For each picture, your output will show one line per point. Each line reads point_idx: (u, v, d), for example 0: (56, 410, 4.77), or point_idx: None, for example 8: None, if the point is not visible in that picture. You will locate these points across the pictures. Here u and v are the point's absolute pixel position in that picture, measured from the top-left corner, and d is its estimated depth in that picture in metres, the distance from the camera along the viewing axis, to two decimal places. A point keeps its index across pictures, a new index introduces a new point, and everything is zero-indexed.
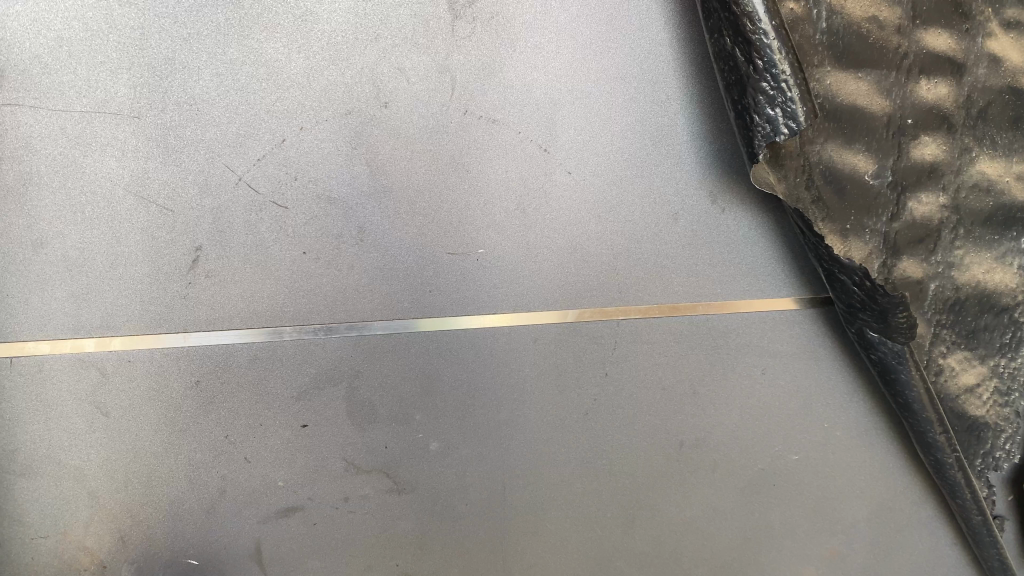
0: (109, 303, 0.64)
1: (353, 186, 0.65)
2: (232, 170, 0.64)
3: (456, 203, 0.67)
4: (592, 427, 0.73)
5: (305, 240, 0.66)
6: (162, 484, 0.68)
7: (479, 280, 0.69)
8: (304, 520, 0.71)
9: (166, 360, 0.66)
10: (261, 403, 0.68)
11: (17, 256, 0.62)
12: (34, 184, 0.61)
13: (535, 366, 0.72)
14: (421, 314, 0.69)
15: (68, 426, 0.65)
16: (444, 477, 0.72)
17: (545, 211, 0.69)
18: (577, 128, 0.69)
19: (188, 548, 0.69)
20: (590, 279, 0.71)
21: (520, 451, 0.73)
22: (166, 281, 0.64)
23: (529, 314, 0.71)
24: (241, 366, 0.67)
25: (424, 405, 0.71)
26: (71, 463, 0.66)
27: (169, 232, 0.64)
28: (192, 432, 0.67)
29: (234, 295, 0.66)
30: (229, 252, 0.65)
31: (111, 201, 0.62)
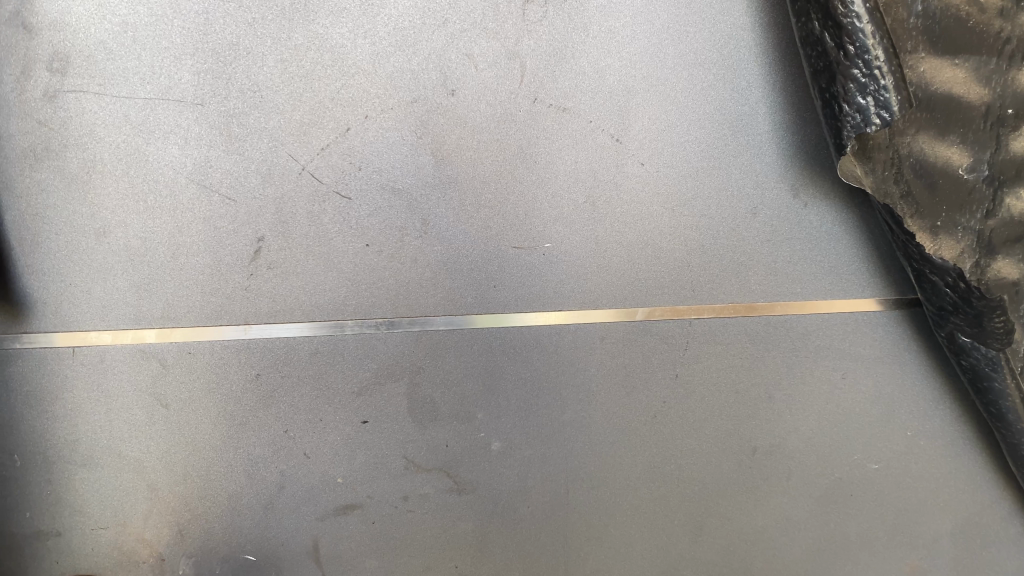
0: (170, 293, 0.63)
1: (418, 176, 0.63)
2: (296, 160, 0.62)
3: (524, 195, 0.65)
4: (661, 430, 0.70)
5: (368, 231, 0.64)
6: (222, 478, 0.67)
7: (546, 276, 0.66)
8: (362, 519, 0.69)
9: (226, 352, 0.65)
10: (322, 398, 0.66)
11: (80, 244, 0.61)
12: (97, 173, 0.60)
13: (602, 365, 0.69)
14: (485, 309, 0.66)
15: (129, 417, 0.64)
16: (505, 478, 0.70)
17: (616, 203, 0.66)
18: (651, 118, 0.66)
19: (245, 543, 0.68)
20: (662, 276, 0.68)
21: (584, 453, 0.70)
22: (228, 272, 0.63)
23: (598, 312, 0.68)
24: (302, 359, 0.66)
25: (487, 403, 0.68)
26: (131, 455, 0.65)
27: (231, 223, 0.62)
28: (251, 426, 0.66)
29: (295, 287, 0.64)
30: (292, 244, 0.63)
31: (173, 190, 0.61)
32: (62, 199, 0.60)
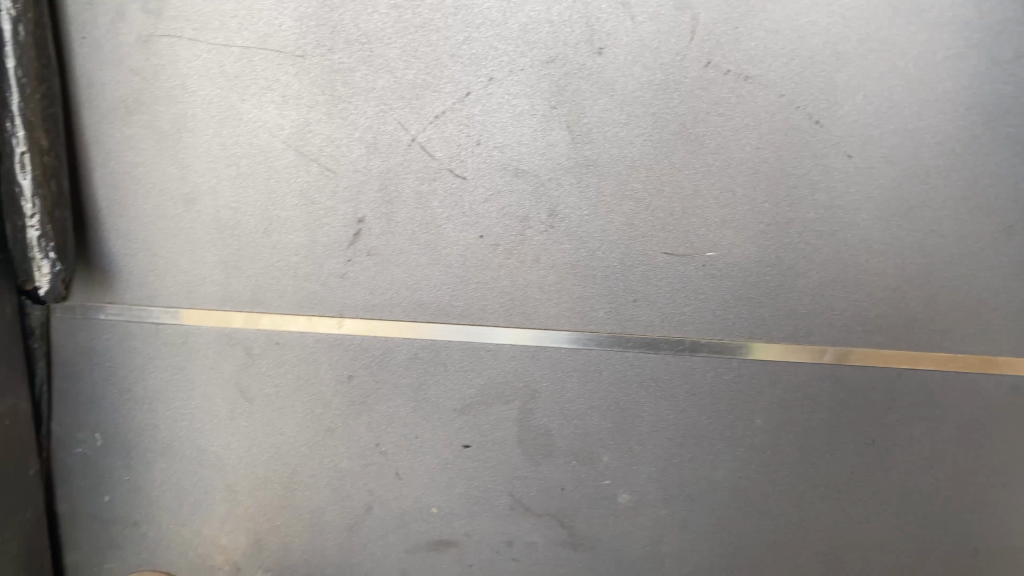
0: (260, 275, 0.55)
1: (550, 155, 0.51)
2: (406, 129, 0.51)
3: (682, 186, 0.50)
4: (843, 508, 0.54)
5: (484, 220, 0.52)
6: (304, 491, 0.58)
7: (704, 293, 0.52)
8: (458, 559, 0.58)
9: (317, 347, 0.56)
10: (420, 412, 0.56)
11: (169, 210, 0.54)
12: (188, 131, 0.53)
13: (771, 416, 0.53)
14: (622, 329, 0.53)
15: (211, 407, 0.58)
16: (632, 537, 0.56)
17: (808, 207, 0.50)
18: (867, 95, 0.49)
19: (325, 566, 0.60)
20: (862, 309, 0.51)
21: (737, 522, 0.55)
22: (323, 255, 0.54)
23: (771, 348, 0.52)
24: (400, 365, 0.56)
25: (616, 445, 0.55)
26: (212, 449, 0.59)
27: (328, 198, 0.53)
28: (339, 435, 0.57)
29: (397, 280, 0.54)
30: (395, 229, 0.53)
31: (268, 156, 0.53)
32: (152, 158, 0.54)
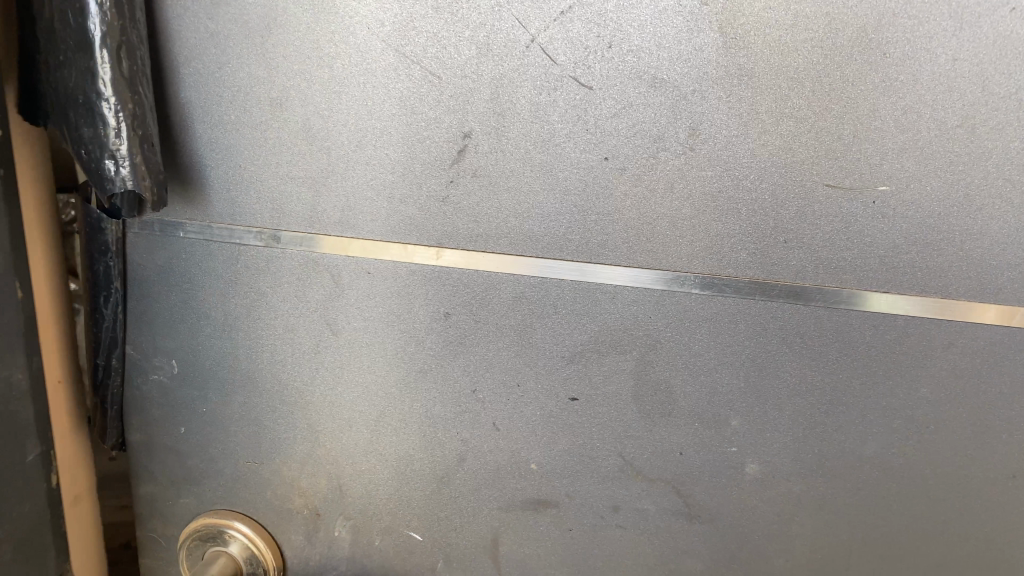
0: (351, 195, 0.49)
1: (694, 63, 0.43)
2: (524, 28, 0.44)
3: (854, 106, 0.42)
4: (1020, 499, 0.46)
5: (610, 139, 0.45)
6: (392, 434, 0.54)
7: (871, 238, 0.43)
8: (556, 523, 0.53)
9: (412, 280, 0.50)
10: (522, 358, 0.50)
11: (257, 117, 0.49)
12: (278, 28, 0.47)
13: (939, 385, 0.45)
14: (767, 275, 0.45)
15: (295, 339, 0.53)
16: (759, 513, 0.49)
17: (1013, 135, 0.40)
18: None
19: (411, 518, 0.55)
20: None
21: (885, 505, 0.48)
22: (423, 175, 0.48)
23: (948, 305, 0.44)
24: (502, 305, 0.49)
25: (747, 408, 0.48)
26: (295, 385, 0.54)
27: (432, 108, 0.46)
28: (432, 377, 0.52)
29: (504, 207, 0.47)
30: (505, 147, 0.46)
31: (367, 56, 0.46)
32: (238, 58, 0.48)
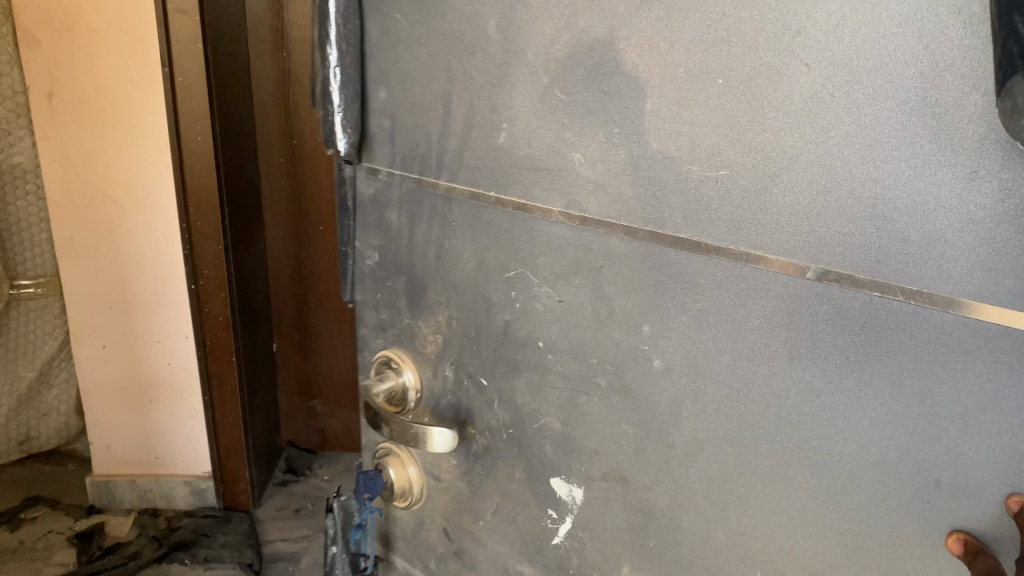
0: (449, 157, 0.76)
1: (611, 87, 0.62)
2: (527, 57, 0.67)
3: (688, 132, 0.58)
4: (820, 416, 0.57)
5: (573, 136, 0.65)
6: (474, 314, 0.80)
7: (711, 206, 0.58)
8: (554, 382, 0.74)
9: (480, 213, 0.75)
10: (532, 270, 0.73)
11: (410, 106, 0.79)
12: (420, 51, 0.76)
13: (767, 316, 0.58)
14: (657, 228, 0.62)
15: (429, 245, 0.82)
16: (661, 397, 0.66)
17: (778, 161, 0.54)
18: (821, 40, 0.51)
19: (480, 371, 0.82)
20: (835, 238, 0.53)
21: (734, 403, 0.61)
22: (479, 146, 0.73)
23: (762, 258, 0.57)
24: (525, 236, 0.72)
25: (653, 316, 0.64)
26: (431, 274, 0.84)
27: (484, 103, 0.71)
28: (493, 279, 0.77)
29: (520, 174, 0.70)
30: (520, 132, 0.69)
31: (455, 70, 0.73)
32: (402, 70, 0.78)
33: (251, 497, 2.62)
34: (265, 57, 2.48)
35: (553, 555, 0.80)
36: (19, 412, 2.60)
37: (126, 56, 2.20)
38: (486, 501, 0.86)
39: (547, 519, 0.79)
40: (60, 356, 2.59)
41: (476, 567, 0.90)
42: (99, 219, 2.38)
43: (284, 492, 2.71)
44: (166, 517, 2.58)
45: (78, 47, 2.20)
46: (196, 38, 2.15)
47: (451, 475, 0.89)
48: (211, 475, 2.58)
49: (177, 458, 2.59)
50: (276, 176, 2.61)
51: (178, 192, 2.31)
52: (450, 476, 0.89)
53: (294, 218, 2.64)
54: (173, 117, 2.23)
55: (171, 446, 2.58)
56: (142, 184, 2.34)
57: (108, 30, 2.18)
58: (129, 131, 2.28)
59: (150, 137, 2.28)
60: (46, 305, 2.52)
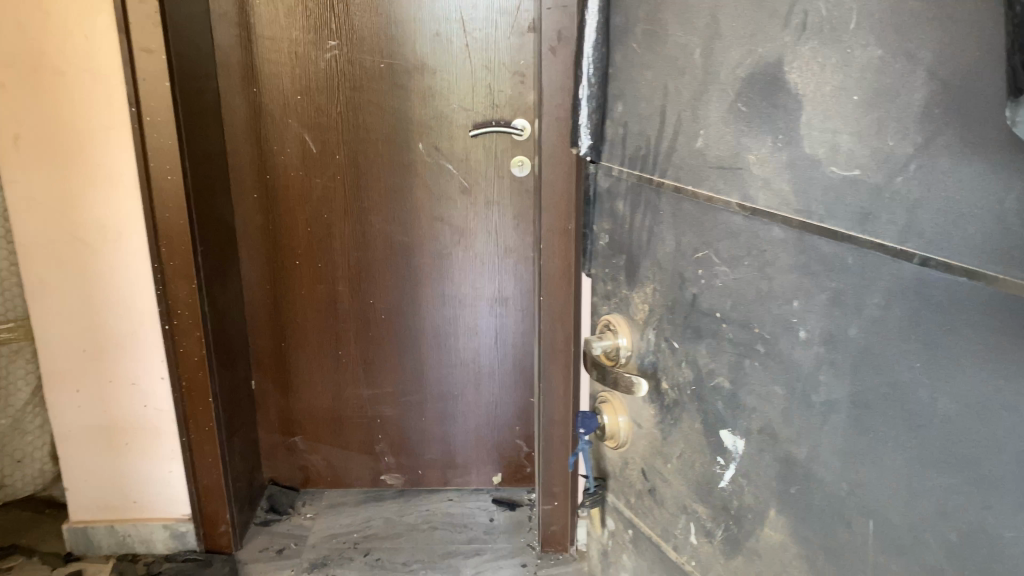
0: (661, 158, 0.95)
1: (772, 105, 0.79)
2: (717, 78, 0.85)
3: (822, 147, 0.74)
4: (912, 383, 0.69)
5: (745, 143, 0.83)
6: (668, 288, 0.97)
7: (844, 208, 0.73)
8: (726, 345, 0.89)
9: (679, 204, 0.93)
10: (714, 251, 0.89)
11: (633, 120, 1.00)
12: (645, 76, 0.97)
13: (884, 297, 0.71)
14: (804, 221, 0.77)
15: (641, 229, 1.01)
16: (804, 360, 0.80)
17: (882, 174, 0.69)
18: (906, 81, 0.66)
19: (673, 335, 0.97)
20: (930, 237, 0.66)
21: (855, 368, 0.75)
22: (684, 148, 0.91)
23: (879, 251, 0.71)
24: (713, 222, 0.89)
25: (804, 289, 0.79)
26: (640, 253, 1.02)
27: (690, 112, 0.89)
28: (684, 258, 0.94)
29: (709, 172, 0.88)
30: (712, 138, 0.87)
31: (669, 88, 0.92)
32: (631, 90, 1.00)
33: (233, 539, 2.55)
34: (235, 94, 2.44)
35: (720, 499, 0.94)
36: None
37: (94, 97, 2.14)
38: (672, 448, 1.01)
39: (717, 465, 0.93)
40: (33, 402, 2.52)
41: (663, 504, 1.04)
42: (68, 263, 2.27)
43: (266, 531, 2.68)
44: (144, 561, 2.52)
45: (45, 90, 2.13)
46: (163, 76, 2.11)
47: (650, 422, 1.05)
48: (189, 518, 2.52)
49: (156, 502, 2.52)
50: (250, 212, 2.55)
51: (151, 233, 2.22)
52: (649, 425, 1.05)
53: (269, 254, 2.59)
54: (143, 158, 2.16)
55: (149, 491, 2.51)
56: (111, 227, 2.25)
57: (74, 71, 2.12)
58: (100, 173, 2.20)
59: (123, 179, 2.21)
60: (18, 351, 2.45)
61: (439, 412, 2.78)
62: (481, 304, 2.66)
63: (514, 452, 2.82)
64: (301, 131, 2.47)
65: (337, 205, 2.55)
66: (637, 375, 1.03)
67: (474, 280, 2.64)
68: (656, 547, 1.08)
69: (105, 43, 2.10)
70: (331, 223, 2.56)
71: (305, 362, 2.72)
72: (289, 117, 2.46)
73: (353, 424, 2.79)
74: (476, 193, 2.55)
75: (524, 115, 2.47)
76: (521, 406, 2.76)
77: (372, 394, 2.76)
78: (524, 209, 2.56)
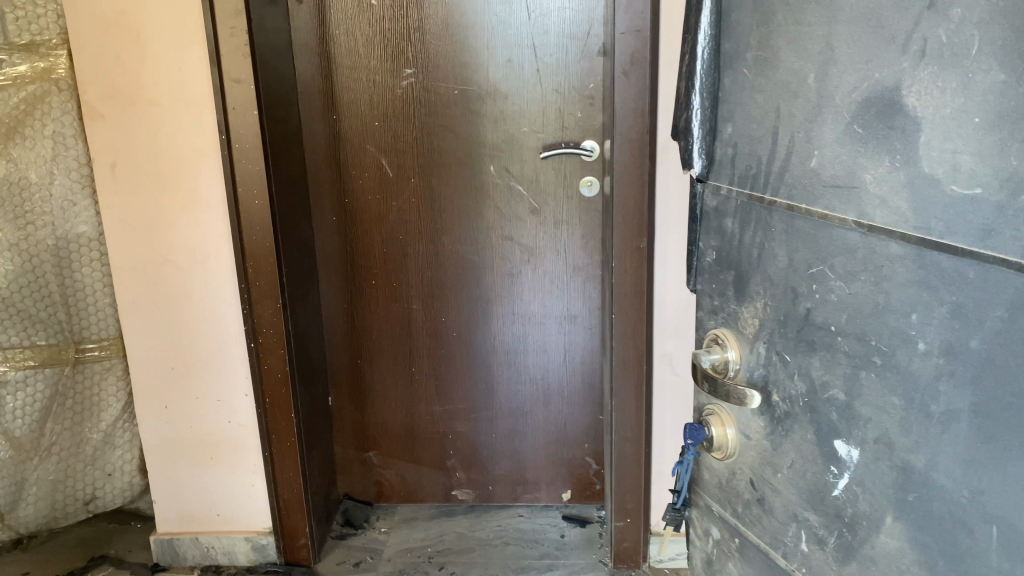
0: (775, 176, 1.01)
1: (889, 128, 0.84)
2: (834, 103, 0.91)
3: (940, 167, 0.79)
4: None
5: (863, 163, 0.88)
6: (781, 301, 1.03)
7: (963, 226, 0.77)
8: (841, 355, 0.95)
9: (794, 221, 1.00)
10: (830, 265, 0.95)
11: (745, 141, 1.07)
12: (757, 100, 1.04)
13: (1007, 313, 0.74)
14: (922, 238, 0.82)
15: (752, 246, 1.08)
16: (920, 371, 0.84)
17: (1003, 194, 0.73)
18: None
19: (786, 348, 1.04)
20: None
21: (977, 380, 0.78)
22: (799, 168, 0.97)
23: (1001, 268, 0.74)
24: (829, 237, 0.94)
25: (921, 303, 0.83)
26: (750, 269, 1.09)
27: (804, 135, 0.96)
28: (799, 272, 1.00)
29: (826, 190, 0.94)
30: (828, 159, 0.93)
31: (782, 113, 0.99)
32: (742, 114, 1.07)
33: (312, 552, 2.61)
34: (315, 121, 2.52)
35: (834, 504, 1.00)
36: (85, 472, 2.65)
37: (185, 124, 2.22)
38: (784, 456, 1.07)
39: (830, 474, 0.99)
40: (123, 417, 2.64)
41: (772, 512, 1.11)
42: (161, 283, 2.37)
43: (343, 545, 2.74)
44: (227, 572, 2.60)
45: (141, 118, 2.22)
46: (252, 106, 2.15)
47: (759, 434, 1.12)
48: (270, 531, 2.59)
49: (238, 515, 2.59)
50: (329, 234, 2.63)
51: (237, 253, 2.28)
52: (759, 435, 1.12)
53: (347, 274, 2.67)
54: (230, 180, 2.20)
55: (231, 504, 2.59)
56: (200, 249, 2.32)
57: (168, 101, 2.20)
58: (190, 197, 2.28)
59: (212, 203, 2.28)
60: (110, 368, 2.58)
61: (509, 428, 2.81)
62: (550, 321, 2.68)
63: (583, 470, 2.84)
64: (378, 155, 2.55)
65: (411, 227, 2.61)
66: (749, 388, 1.09)
67: (543, 299, 2.66)
68: (765, 551, 1.14)
69: (196, 72, 2.17)
70: (406, 243, 2.63)
71: (380, 379, 2.79)
72: (367, 143, 2.54)
73: (426, 439, 2.85)
74: (544, 214, 2.57)
75: (593, 137, 2.49)
76: (589, 423, 2.78)
77: (444, 410, 2.80)
78: (592, 229, 2.58)
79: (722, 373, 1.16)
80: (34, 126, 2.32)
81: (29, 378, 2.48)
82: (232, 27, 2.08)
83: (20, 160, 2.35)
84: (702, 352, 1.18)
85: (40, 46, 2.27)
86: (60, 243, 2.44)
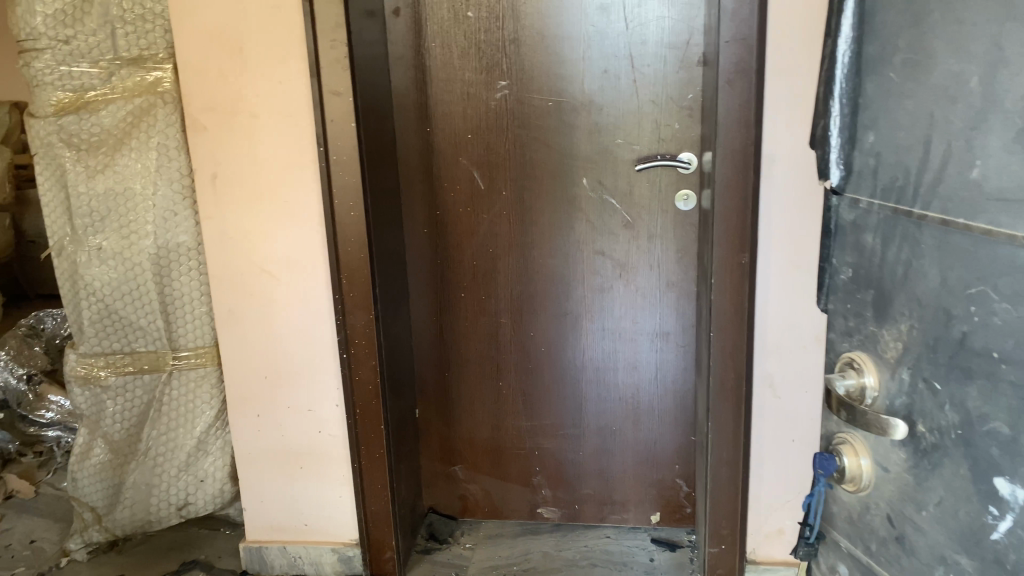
0: (926, 188, 0.94)
1: None
2: (1002, 108, 0.83)
3: None
4: None
5: None
6: (931, 325, 0.95)
7: None
8: (1005, 386, 0.86)
9: (946, 237, 0.92)
10: (993, 286, 0.86)
11: (891, 151, 1.00)
12: (905, 107, 0.97)
13: None
14: None
15: (897, 264, 1.00)
16: None
17: None
18: None
19: (935, 375, 0.96)
20: None
21: None
22: (954, 180, 0.90)
23: None
24: (991, 256, 0.86)
25: None
26: (894, 289, 1.01)
27: (963, 144, 0.88)
28: (954, 293, 0.92)
29: (989, 204, 0.86)
30: (993, 170, 0.85)
31: (935, 121, 0.92)
32: (888, 122, 1.00)
33: (397, 566, 2.58)
34: (410, 133, 2.53)
35: (992, 549, 0.90)
36: (177, 478, 2.65)
37: (284, 137, 2.23)
38: (930, 493, 0.99)
39: (989, 515, 0.90)
40: (216, 425, 2.63)
41: (914, 552, 1.02)
42: (257, 293, 2.39)
43: (427, 560, 2.72)
44: None
45: (241, 130, 2.24)
46: (349, 119, 2.14)
47: (900, 466, 1.03)
48: (357, 543, 2.58)
49: (326, 525, 2.59)
50: (420, 247, 2.63)
51: (332, 265, 2.29)
52: (899, 467, 1.04)
53: (436, 288, 2.66)
54: (328, 194, 2.21)
55: (318, 514, 2.59)
56: (296, 260, 2.33)
57: (267, 114, 2.22)
58: (286, 208, 2.28)
59: (307, 215, 2.28)
60: (203, 376, 2.58)
61: (596, 447, 2.73)
62: (641, 339, 2.58)
63: (674, 493, 2.73)
64: (470, 167, 2.53)
65: (501, 240, 2.58)
66: (890, 416, 1.01)
67: (635, 315, 2.56)
68: None
69: (294, 86, 2.18)
70: (495, 257, 2.59)
71: (467, 393, 2.75)
72: (459, 156, 2.52)
73: (512, 455, 2.80)
74: (638, 228, 2.48)
75: (690, 149, 2.39)
76: (681, 446, 2.66)
77: (530, 427, 2.75)
78: (688, 243, 2.47)
79: (857, 400, 1.09)
80: (139, 138, 2.36)
81: (127, 385, 2.58)
82: (332, 40, 2.08)
83: (126, 171, 2.40)
84: (835, 376, 1.11)
85: (148, 60, 2.32)
86: (161, 252, 2.47)
